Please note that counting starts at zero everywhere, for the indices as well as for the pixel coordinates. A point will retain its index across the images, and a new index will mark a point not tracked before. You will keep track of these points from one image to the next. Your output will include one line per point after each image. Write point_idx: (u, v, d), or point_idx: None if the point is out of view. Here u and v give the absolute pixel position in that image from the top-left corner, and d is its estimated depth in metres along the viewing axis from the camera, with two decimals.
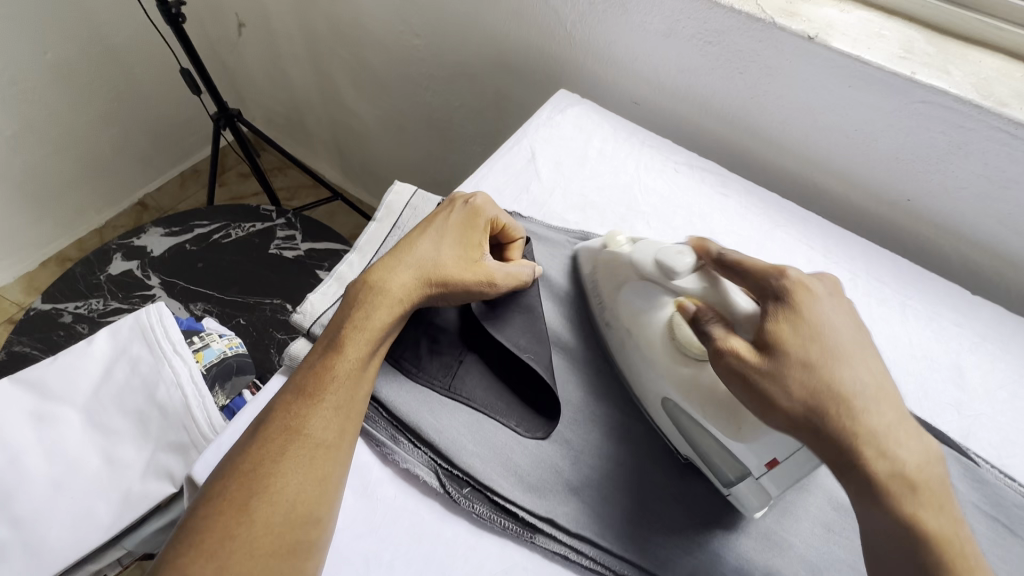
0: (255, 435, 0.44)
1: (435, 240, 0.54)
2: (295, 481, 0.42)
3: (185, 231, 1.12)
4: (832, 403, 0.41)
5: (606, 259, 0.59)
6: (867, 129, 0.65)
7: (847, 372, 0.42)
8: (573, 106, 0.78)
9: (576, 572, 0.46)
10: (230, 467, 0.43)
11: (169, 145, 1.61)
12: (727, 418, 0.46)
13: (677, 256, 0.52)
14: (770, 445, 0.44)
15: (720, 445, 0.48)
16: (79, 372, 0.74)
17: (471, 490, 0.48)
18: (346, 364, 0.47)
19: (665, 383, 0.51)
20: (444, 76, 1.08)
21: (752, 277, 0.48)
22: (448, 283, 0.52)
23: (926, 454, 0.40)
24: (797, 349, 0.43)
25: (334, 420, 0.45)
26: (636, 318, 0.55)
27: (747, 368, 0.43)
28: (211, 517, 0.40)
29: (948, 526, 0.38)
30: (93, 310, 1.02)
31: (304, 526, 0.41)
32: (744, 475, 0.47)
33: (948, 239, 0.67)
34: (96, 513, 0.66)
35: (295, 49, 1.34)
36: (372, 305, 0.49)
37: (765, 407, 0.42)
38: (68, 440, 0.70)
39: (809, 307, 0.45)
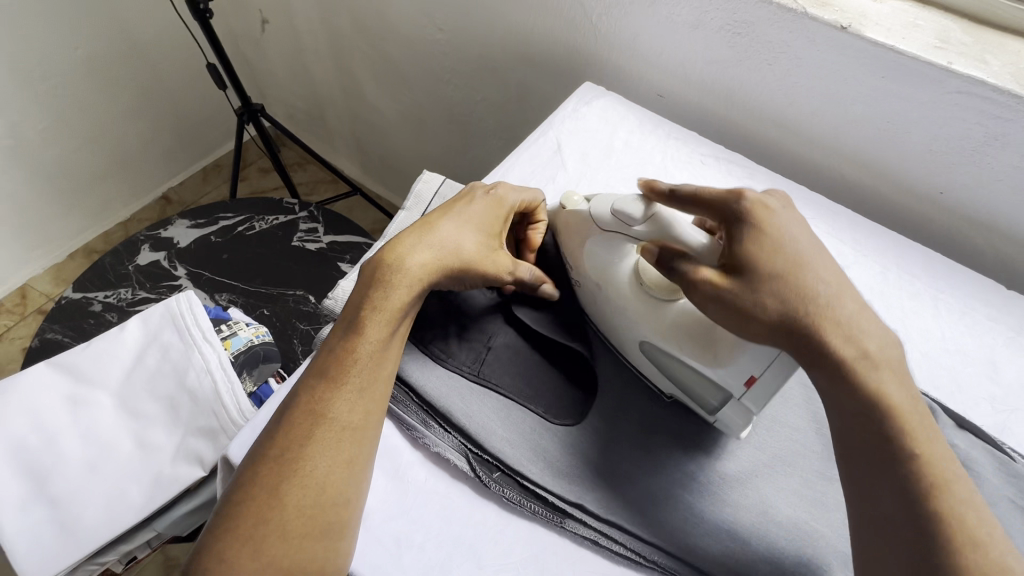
0: (283, 420, 0.45)
1: (455, 223, 0.53)
2: (322, 464, 0.42)
3: (210, 223, 1.14)
4: (801, 306, 0.43)
5: (567, 217, 0.57)
6: (900, 120, 0.64)
7: (810, 275, 0.44)
8: (598, 98, 0.77)
9: (606, 557, 0.46)
10: (260, 452, 0.44)
11: (192, 140, 1.63)
12: (704, 348, 0.48)
13: (631, 203, 0.50)
14: (744, 363, 0.46)
15: (698, 373, 0.50)
16: (111, 358, 0.75)
17: (501, 474, 0.48)
18: (367, 346, 0.47)
19: (641, 325, 0.52)
20: (466, 71, 1.09)
21: (711, 206, 0.48)
22: (468, 268, 0.52)
23: (885, 338, 0.42)
24: (765, 264, 0.44)
25: (357, 402, 0.45)
26: (600, 269, 0.55)
27: (723, 294, 0.45)
28: (246, 499, 0.41)
29: (907, 397, 0.40)
30: (121, 300, 1.04)
31: (334, 508, 0.42)
32: (725, 398, 0.49)
33: (981, 233, 0.66)
34: (129, 495, 0.68)
35: (318, 44, 1.36)
36: (391, 286, 0.49)
37: (741, 323, 0.44)
38: (101, 423, 0.71)
39: (771, 223, 0.45)
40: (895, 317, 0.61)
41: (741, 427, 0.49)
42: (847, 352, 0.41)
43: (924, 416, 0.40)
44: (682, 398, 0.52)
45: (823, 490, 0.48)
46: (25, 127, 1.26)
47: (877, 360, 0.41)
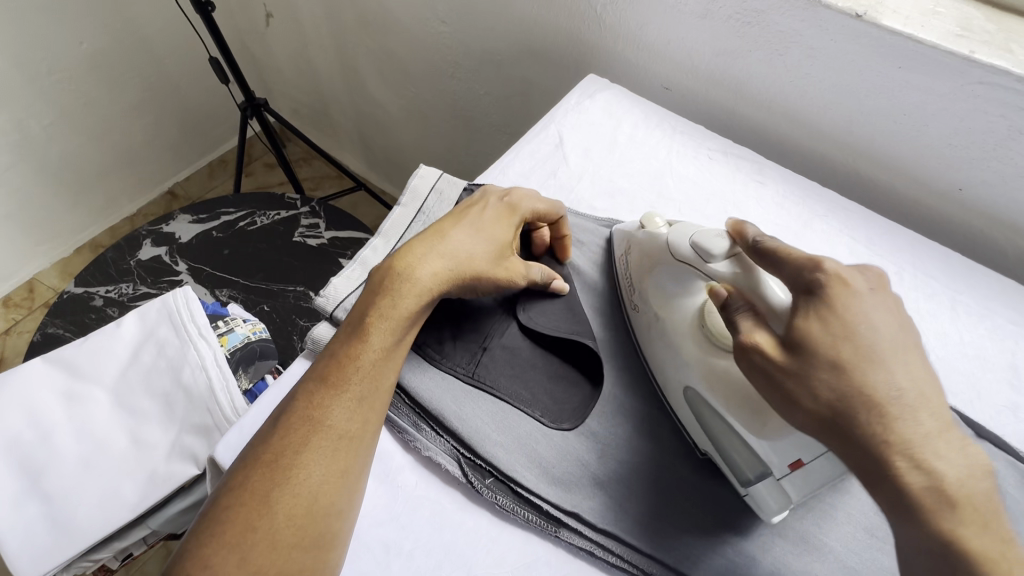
0: (278, 424, 0.43)
1: (470, 232, 0.53)
2: (318, 472, 0.41)
3: (212, 219, 1.13)
4: (863, 412, 0.37)
5: (641, 241, 0.56)
6: (918, 112, 0.61)
7: (882, 376, 0.38)
8: (602, 90, 0.75)
9: (601, 568, 0.45)
10: (252, 456, 0.42)
11: (198, 135, 1.63)
12: (751, 413, 0.43)
13: (715, 239, 0.48)
14: (792, 443, 0.41)
15: (740, 446, 0.45)
16: (107, 354, 0.75)
17: (494, 480, 0.47)
18: (370, 353, 0.46)
19: (690, 370, 0.49)
20: (469, 64, 1.07)
21: (787, 270, 0.43)
22: (479, 276, 0.51)
23: (974, 467, 0.35)
24: (828, 346, 0.39)
25: (357, 410, 0.44)
26: (665, 303, 0.53)
27: (772, 366, 0.40)
28: (232, 506, 0.40)
29: (995, 546, 0.33)
30: (123, 295, 1.04)
31: (325, 519, 0.41)
32: (763, 474, 0.44)
33: (1002, 232, 0.63)
34: (123, 493, 0.67)
35: (321, 37, 1.34)
36: (399, 293, 0.48)
37: (787, 404, 0.39)
38: (96, 420, 0.71)
39: (848, 303, 0.40)
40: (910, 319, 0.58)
41: (774, 511, 0.44)
42: (916, 481, 0.35)
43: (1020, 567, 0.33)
44: (718, 463, 0.47)
45: (831, 501, 0.46)
46: (30, 122, 1.26)
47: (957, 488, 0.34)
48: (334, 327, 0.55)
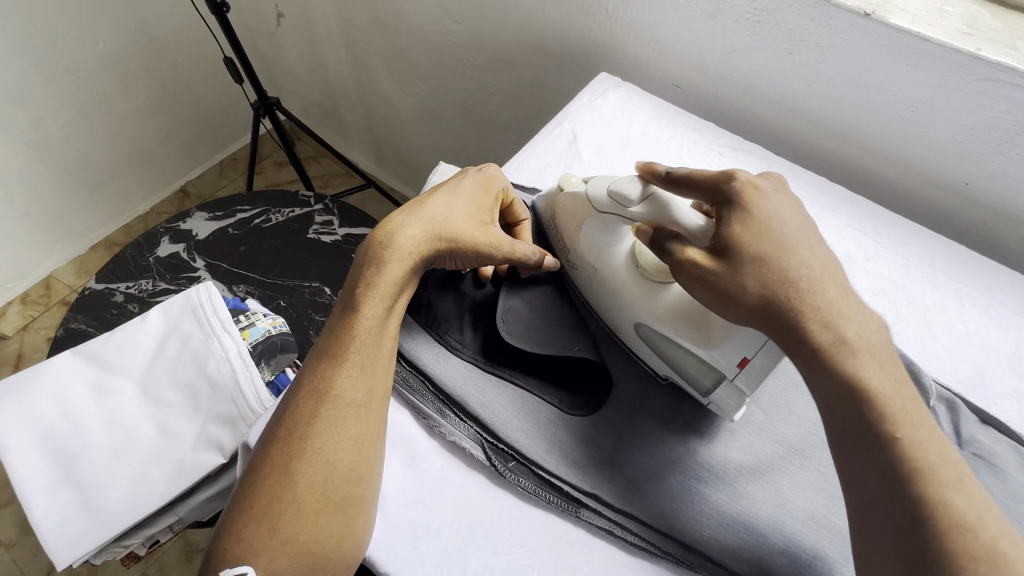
0: (291, 401, 0.46)
1: (445, 203, 0.54)
2: (329, 440, 0.43)
3: (228, 216, 1.15)
4: (782, 291, 0.42)
5: (563, 201, 0.58)
6: (925, 109, 0.62)
7: (794, 261, 0.43)
8: (614, 87, 0.76)
9: (620, 546, 0.47)
10: (270, 434, 0.45)
11: (210, 134, 1.65)
12: (698, 331, 0.48)
13: (630, 183, 0.52)
14: (735, 345, 0.46)
15: (690, 354, 0.50)
16: (133, 347, 0.77)
17: (516, 464, 0.49)
18: (364, 322, 0.47)
19: (634, 306, 0.52)
20: (480, 62, 1.08)
21: (702, 186, 0.49)
22: (459, 242, 0.52)
23: (876, 324, 0.41)
24: (748, 244, 0.44)
25: (359, 378, 0.46)
26: (597, 253, 0.56)
27: (704, 272, 0.45)
28: (259, 481, 0.43)
29: (894, 387, 0.38)
30: (143, 291, 1.06)
31: (348, 484, 0.43)
32: (718, 379, 0.49)
33: (1008, 225, 0.65)
34: (152, 481, 0.69)
35: (332, 37, 1.36)
36: (384, 261, 0.49)
37: (722, 302, 0.44)
38: (125, 410, 0.73)
39: (760, 205, 0.46)
40: (917, 310, 0.60)
41: (735, 409, 0.49)
42: (824, 338, 0.40)
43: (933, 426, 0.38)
44: (676, 379, 0.52)
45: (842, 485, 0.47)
46: (48, 122, 1.28)
47: (860, 342, 0.40)
48: None
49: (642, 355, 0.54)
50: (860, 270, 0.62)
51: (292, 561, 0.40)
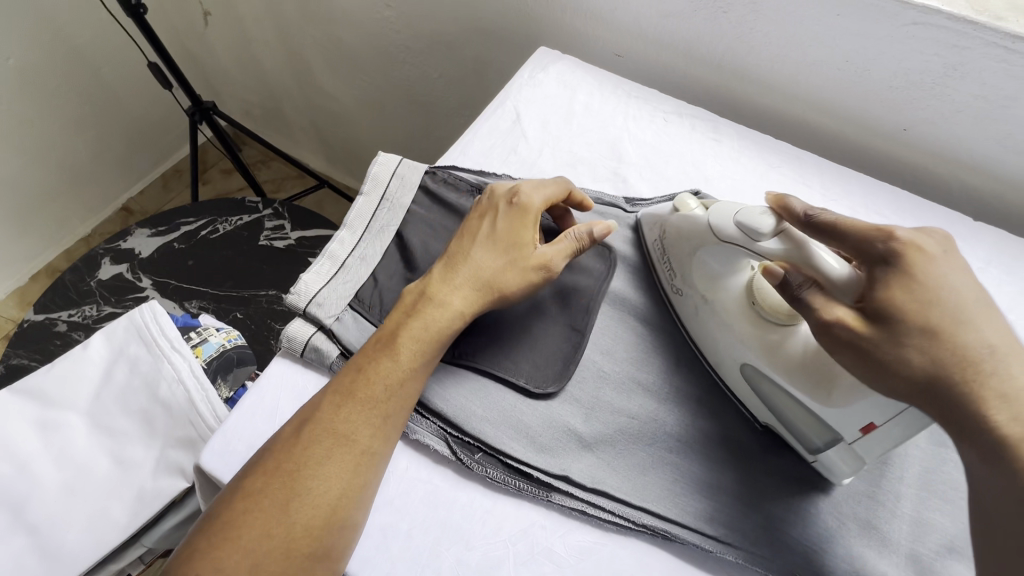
0: (300, 431, 0.43)
1: (486, 242, 0.51)
2: (338, 486, 0.42)
3: (171, 230, 1.10)
4: (958, 372, 0.37)
5: (676, 224, 0.54)
6: (858, 59, 0.63)
7: (972, 334, 0.38)
8: (555, 61, 0.75)
9: (595, 526, 0.46)
10: (268, 462, 0.42)
11: (146, 145, 1.57)
12: (817, 384, 0.44)
13: (760, 217, 0.46)
14: (861, 408, 0.42)
15: (805, 411, 0.46)
16: (79, 378, 0.73)
17: (483, 455, 0.48)
18: (398, 373, 0.45)
19: (743, 348, 0.49)
20: (421, 48, 1.05)
21: (852, 239, 0.42)
22: (508, 290, 0.50)
23: None
24: (914, 313, 0.39)
25: (380, 427, 0.44)
26: (708, 282, 0.52)
27: (856, 337, 0.40)
28: (249, 510, 0.40)
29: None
30: (87, 317, 1.01)
31: (337, 530, 0.41)
32: (832, 440, 0.45)
33: (945, 166, 0.67)
34: (112, 514, 0.66)
35: (265, 33, 1.30)
36: (429, 316, 0.48)
37: (870, 375, 0.39)
38: (75, 445, 0.69)
39: (927, 267, 0.40)
40: None
41: (847, 473, 0.45)
42: (1014, 432, 0.35)
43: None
44: (780, 430, 0.49)
45: None
46: None
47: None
48: (309, 324, 0.52)
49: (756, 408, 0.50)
50: None
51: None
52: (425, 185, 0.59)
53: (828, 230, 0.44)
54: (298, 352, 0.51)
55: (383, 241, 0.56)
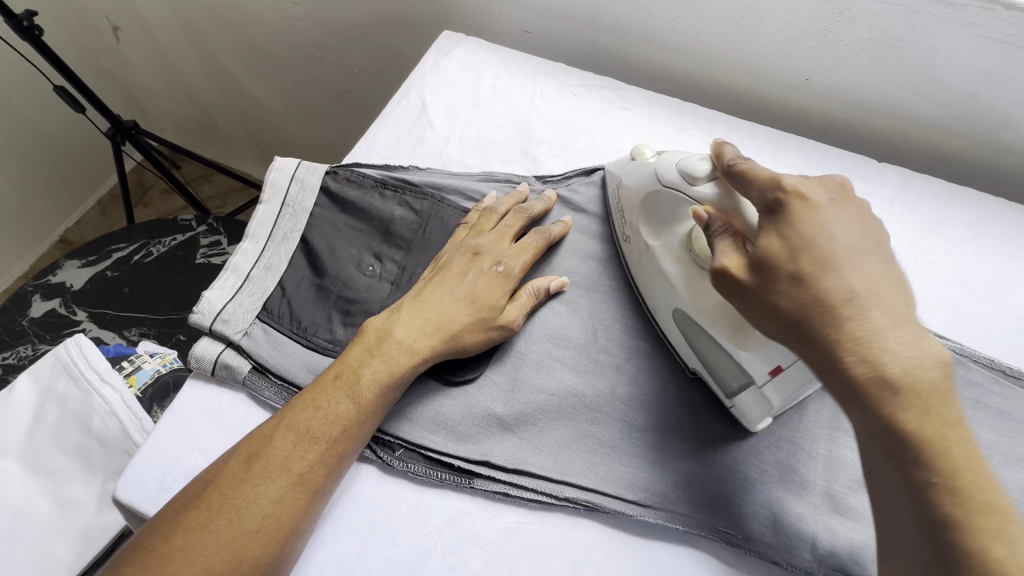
0: (248, 465, 0.42)
1: (460, 293, 0.50)
2: (284, 525, 0.41)
3: (103, 259, 1.06)
4: (818, 313, 0.37)
5: (629, 175, 0.54)
6: (753, 13, 0.63)
7: (836, 278, 0.37)
8: (459, 45, 0.73)
9: (520, 506, 0.46)
10: (208, 494, 0.41)
11: (74, 172, 1.51)
12: (735, 329, 0.44)
13: (700, 163, 0.46)
14: (772, 351, 0.43)
15: (725, 354, 0.46)
16: (8, 422, 0.70)
17: (404, 451, 0.48)
18: (355, 414, 0.45)
19: (676, 292, 0.49)
20: (337, 43, 1.03)
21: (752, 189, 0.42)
22: (469, 341, 0.49)
23: (932, 359, 0.35)
24: (785, 259, 0.38)
25: (332, 467, 0.44)
26: (656, 228, 0.52)
27: (735, 281, 0.40)
28: (182, 548, 0.39)
29: (935, 427, 0.34)
30: (22, 358, 0.97)
31: (274, 563, 0.41)
32: (746, 384, 0.45)
33: (850, 110, 0.67)
34: (57, 555, 0.65)
35: (179, 43, 1.25)
36: (389, 355, 0.47)
37: (752, 314, 0.40)
38: (10, 491, 0.67)
39: (808, 219, 0.39)
40: None
41: (760, 418, 0.46)
42: (864, 372, 0.35)
43: (959, 447, 0.34)
44: (705, 377, 0.49)
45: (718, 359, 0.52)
46: None
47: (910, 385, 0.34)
48: (217, 341, 0.50)
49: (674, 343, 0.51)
50: None
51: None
52: (327, 186, 0.57)
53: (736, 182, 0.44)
54: (210, 372, 0.50)
55: (288, 248, 0.55)
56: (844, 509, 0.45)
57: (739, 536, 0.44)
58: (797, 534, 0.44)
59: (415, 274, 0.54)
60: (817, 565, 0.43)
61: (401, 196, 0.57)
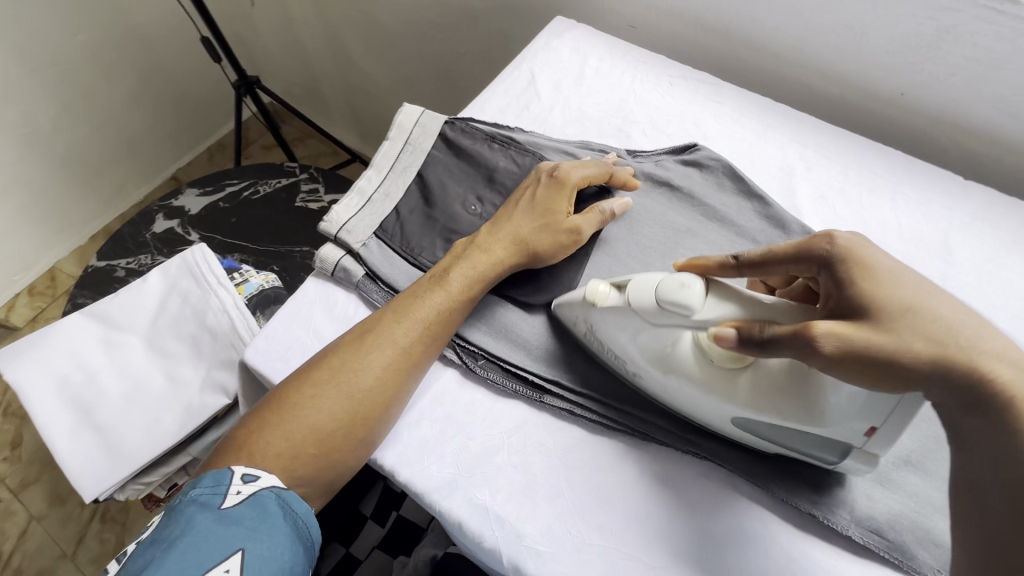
0: (359, 338, 0.50)
1: (527, 208, 0.57)
2: (386, 387, 0.49)
3: (218, 191, 1.20)
4: (951, 348, 0.37)
5: (602, 319, 0.50)
6: (856, 25, 0.66)
7: (942, 307, 0.39)
8: (571, 30, 0.80)
9: (581, 425, 0.52)
10: (328, 357, 0.49)
11: (195, 120, 1.69)
12: (809, 412, 0.42)
13: (682, 290, 0.44)
14: (860, 418, 0.41)
15: (804, 434, 0.44)
16: (138, 306, 0.82)
17: (486, 362, 0.54)
18: (447, 304, 0.52)
19: (724, 404, 0.45)
20: (451, 24, 1.12)
21: (791, 257, 0.43)
22: (535, 245, 0.55)
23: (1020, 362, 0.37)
24: (888, 300, 0.39)
25: (426, 347, 0.51)
26: (658, 359, 0.48)
27: (854, 345, 0.38)
28: (307, 396, 0.47)
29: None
30: (142, 265, 1.11)
31: (378, 424, 0.49)
32: (845, 451, 0.44)
33: (941, 128, 0.69)
34: (164, 422, 0.75)
35: (306, 12, 1.39)
36: (475, 260, 0.54)
37: (870, 376, 0.38)
38: (134, 363, 0.79)
39: (874, 256, 0.41)
40: (856, 211, 0.64)
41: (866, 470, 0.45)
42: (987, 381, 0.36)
43: None
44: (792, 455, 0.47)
45: None
46: (36, 115, 1.33)
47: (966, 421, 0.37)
48: (340, 248, 0.59)
49: (729, 433, 0.48)
50: (801, 178, 0.66)
51: (317, 470, 0.46)
52: (444, 133, 0.65)
53: (761, 266, 0.45)
54: (330, 272, 0.58)
55: (405, 181, 0.63)
56: (885, 480, 0.48)
57: (781, 486, 0.48)
58: (836, 495, 0.47)
59: None
60: (854, 525, 0.46)
61: (507, 151, 0.65)
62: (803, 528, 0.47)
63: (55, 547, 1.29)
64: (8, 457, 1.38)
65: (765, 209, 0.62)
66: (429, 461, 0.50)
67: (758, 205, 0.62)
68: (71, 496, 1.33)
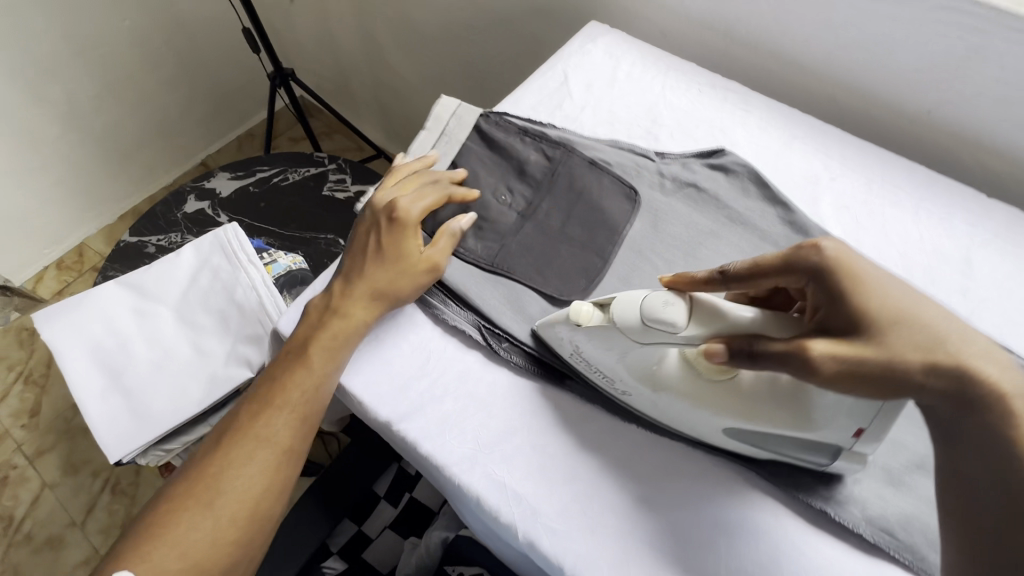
0: (221, 440, 0.51)
1: (377, 258, 0.57)
2: (251, 480, 0.49)
3: (248, 176, 1.23)
4: (941, 356, 0.39)
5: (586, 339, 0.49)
6: (886, 41, 0.68)
7: (929, 315, 0.41)
8: (604, 35, 0.82)
9: (600, 411, 0.53)
10: (194, 467, 0.50)
11: (227, 109, 1.74)
12: (799, 418, 0.43)
13: (665, 307, 0.44)
14: (851, 419, 0.42)
15: (795, 439, 0.45)
16: (170, 278, 0.85)
17: (509, 344, 0.56)
18: (308, 382, 0.53)
19: (717, 420, 0.46)
20: (485, 26, 1.15)
21: (780, 270, 0.45)
22: (393, 292, 0.56)
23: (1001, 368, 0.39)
24: (878, 312, 0.41)
25: (292, 429, 0.52)
26: (646, 378, 0.48)
27: (850, 360, 0.40)
28: (174, 509, 0.48)
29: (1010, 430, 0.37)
30: (172, 243, 1.15)
31: (253, 518, 0.49)
32: (836, 452, 0.45)
33: (967, 147, 0.70)
34: (189, 391, 0.77)
35: (343, 10, 1.43)
36: (340, 329, 0.54)
37: (871, 387, 0.40)
38: (162, 332, 0.81)
39: (860, 266, 0.43)
40: (878, 222, 0.65)
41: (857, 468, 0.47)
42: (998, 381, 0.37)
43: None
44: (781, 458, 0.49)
45: None
46: (78, 95, 1.38)
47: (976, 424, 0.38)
48: None
49: (720, 444, 0.49)
50: (825, 188, 0.68)
51: None
52: (479, 125, 0.67)
53: (747, 278, 0.47)
54: None
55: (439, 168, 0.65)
56: (898, 482, 0.49)
57: (795, 482, 0.48)
58: (848, 493, 0.48)
59: (541, 209, 0.63)
60: (866, 524, 0.47)
61: (538, 145, 0.67)
62: (816, 523, 0.47)
63: (66, 515, 1.31)
64: (26, 425, 1.41)
65: (788, 215, 0.63)
66: (450, 436, 0.51)
67: (782, 210, 0.63)
68: (84, 465, 1.36)
